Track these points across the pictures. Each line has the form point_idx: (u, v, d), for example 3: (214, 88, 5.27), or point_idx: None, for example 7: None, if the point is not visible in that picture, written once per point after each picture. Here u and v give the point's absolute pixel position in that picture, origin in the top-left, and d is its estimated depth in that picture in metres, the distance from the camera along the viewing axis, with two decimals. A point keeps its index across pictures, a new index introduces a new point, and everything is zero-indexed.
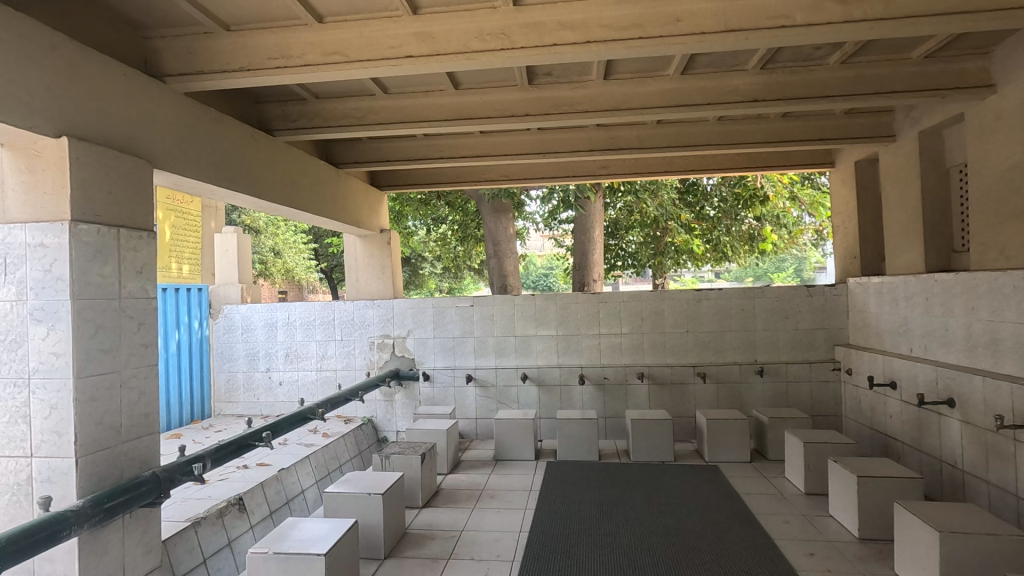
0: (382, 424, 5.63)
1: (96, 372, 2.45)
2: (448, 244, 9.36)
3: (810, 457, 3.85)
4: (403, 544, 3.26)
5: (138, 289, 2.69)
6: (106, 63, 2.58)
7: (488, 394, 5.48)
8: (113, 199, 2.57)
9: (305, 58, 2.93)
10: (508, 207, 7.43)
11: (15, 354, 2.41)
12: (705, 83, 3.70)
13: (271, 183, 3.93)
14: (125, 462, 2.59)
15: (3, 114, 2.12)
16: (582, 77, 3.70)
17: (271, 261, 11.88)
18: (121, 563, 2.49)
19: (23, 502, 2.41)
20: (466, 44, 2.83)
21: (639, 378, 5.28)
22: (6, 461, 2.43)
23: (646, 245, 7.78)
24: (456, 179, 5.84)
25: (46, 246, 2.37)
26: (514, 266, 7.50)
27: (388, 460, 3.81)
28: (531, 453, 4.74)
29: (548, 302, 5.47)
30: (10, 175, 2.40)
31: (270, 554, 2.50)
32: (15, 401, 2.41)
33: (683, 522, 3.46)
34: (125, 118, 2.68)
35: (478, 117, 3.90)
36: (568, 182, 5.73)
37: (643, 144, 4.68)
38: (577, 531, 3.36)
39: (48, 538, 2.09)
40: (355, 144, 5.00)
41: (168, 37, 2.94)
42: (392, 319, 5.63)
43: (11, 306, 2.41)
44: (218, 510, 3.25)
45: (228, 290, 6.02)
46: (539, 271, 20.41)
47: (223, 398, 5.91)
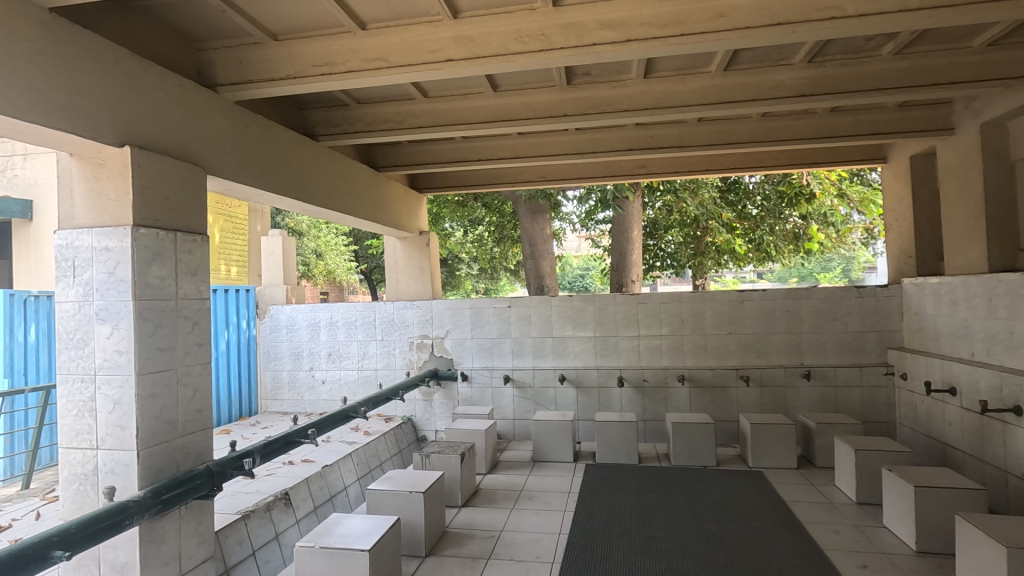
0: (421, 423, 5.71)
1: (154, 368, 2.57)
2: (485, 246, 9.42)
3: (862, 466, 3.69)
4: (443, 543, 3.29)
5: (193, 290, 2.81)
6: (164, 75, 2.71)
7: (526, 395, 5.48)
8: (170, 205, 2.69)
9: (349, 65, 3.01)
10: (544, 208, 7.42)
11: (82, 352, 2.55)
12: (749, 79, 3.61)
13: (315, 187, 4.05)
14: (181, 456, 2.70)
15: (73, 125, 2.26)
16: (621, 76, 3.66)
17: (313, 264, 12.22)
18: (177, 553, 2.61)
19: (89, 491, 2.55)
20: (506, 45, 2.85)
21: (679, 380, 5.18)
22: (74, 452, 2.57)
23: (685, 245, 7.63)
24: (494, 180, 5.88)
25: (111, 249, 2.51)
26: (551, 267, 7.48)
27: (428, 459, 3.86)
28: (569, 454, 4.72)
29: (586, 303, 5.43)
30: (77, 183, 2.56)
31: (317, 548, 2.57)
32: (82, 396, 2.56)
33: (726, 528, 3.38)
34: (182, 127, 2.80)
35: (516, 118, 3.91)
36: (606, 182, 5.67)
37: (684, 143, 4.61)
38: (617, 535, 3.33)
39: (112, 526, 2.21)
40: (395, 147, 5.09)
41: (220, 48, 3.06)
42: (431, 320, 5.70)
43: (78, 306, 2.56)
44: (266, 504, 3.37)
45: (274, 291, 6.22)
46: (575, 272, 20.28)
47: (269, 395, 6.11)
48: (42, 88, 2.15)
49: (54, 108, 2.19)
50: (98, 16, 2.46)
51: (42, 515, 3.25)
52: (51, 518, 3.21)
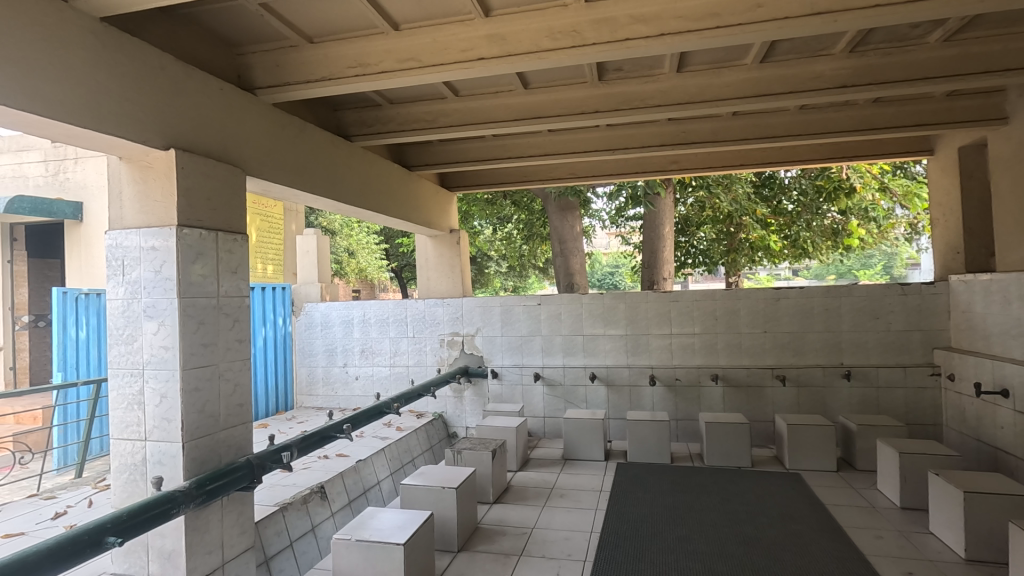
0: (452, 420, 5.75)
1: (198, 364, 2.66)
2: (514, 244, 9.33)
3: (907, 469, 3.57)
4: (475, 539, 3.32)
5: (233, 288, 2.89)
6: (206, 80, 2.79)
7: (556, 393, 5.47)
8: (212, 205, 2.77)
9: (382, 66, 3.05)
10: (574, 205, 7.38)
11: (131, 347, 2.66)
12: (786, 71, 3.51)
13: (349, 186, 4.12)
14: (223, 449, 2.80)
15: (122, 130, 2.35)
16: (654, 70, 3.62)
17: (345, 261, 12.46)
18: (220, 542, 2.70)
19: (139, 481, 2.66)
20: (537, 43, 2.84)
21: (712, 379, 5.09)
22: (124, 443, 2.69)
23: (718, 241, 7.49)
24: (524, 178, 5.90)
25: (157, 249, 2.60)
26: (581, 264, 7.44)
27: (460, 455, 3.90)
28: (600, 453, 4.69)
29: (617, 301, 5.39)
30: (126, 185, 2.67)
31: (353, 540, 2.62)
32: (131, 389, 2.67)
33: (762, 530, 3.31)
34: (223, 130, 2.89)
35: (547, 116, 3.90)
36: (637, 178, 5.61)
37: (718, 138, 4.53)
38: (650, 535, 3.29)
39: (161, 515, 2.30)
40: (427, 147, 5.14)
41: (258, 52, 3.13)
42: (462, 317, 5.75)
43: (127, 303, 2.67)
44: (302, 497, 3.45)
45: (309, 289, 6.36)
46: (605, 269, 20.15)
47: (305, 390, 6.26)
48: (94, 95, 2.25)
49: (105, 113, 2.29)
50: (144, 24, 2.55)
51: (95, 503, 3.41)
52: (103, 505, 3.37)
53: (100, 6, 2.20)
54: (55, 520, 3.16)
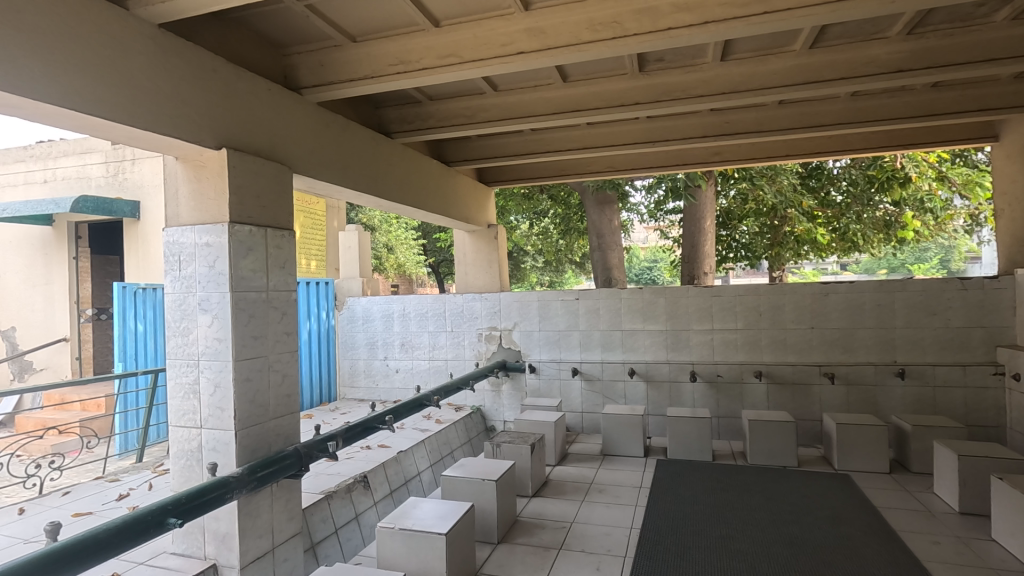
0: (490, 413, 5.79)
1: (249, 355, 2.76)
2: (551, 239, 9.28)
3: (966, 473, 3.40)
4: (515, 531, 3.34)
5: (282, 282, 2.99)
6: (255, 81, 2.89)
7: (594, 388, 5.45)
8: (261, 202, 2.87)
9: (423, 62, 3.08)
10: (612, 199, 7.30)
11: (187, 339, 2.79)
12: (838, 56, 3.37)
13: (390, 182, 4.18)
14: (272, 437, 2.90)
15: (179, 131, 2.46)
16: (697, 59, 3.53)
17: (385, 257, 12.68)
18: (270, 526, 2.81)
19: (195, 466, 2.78)
20: (578, 35, 2.82)
21: (756, 376, 4.98)
22: (181, 430, 2.82)
23: (761, 235, 7.30)
24: (562, 172, 5.88)
25: (210, 245, 2.72)
26: (619, 258, 7.36)
27: (499, 448, 3.92)
28: (639, 449, 4.65)
29: (656, 295, 5.31)
30: (181, 183, 2.79)
31: (396, 529, 2.68)
32: (187, 378, 2.79)
33: (809, 531, 3.22)
34: (271, 129, 2.98)
35: (586, 109, 3.87)
36: (678, 171, 5.50)
37: (763, 128, 4.39)
38: (691, 533, 3.25)
39: (216, 499, 2.41)
40: (466, 142, 5.17)
41: (303, 52, 3.22)
42: (500, 312, 5.77)
43: (183, 296, 2.80)
44: (346, 486, 3.55)
45: (351, 284, 6.51)
46: (642, 264, 19.86)
47: (347, 382, 6.41)
48: (153, 97, 2.36)
49: (163, 114, 2.40)
50: (198, 29, 2.66)
51: (155, 486, 3.60)
52: (162, 488, 3.55)
53: (158, 13, 2.30)
54: (119, 501, 3.35)
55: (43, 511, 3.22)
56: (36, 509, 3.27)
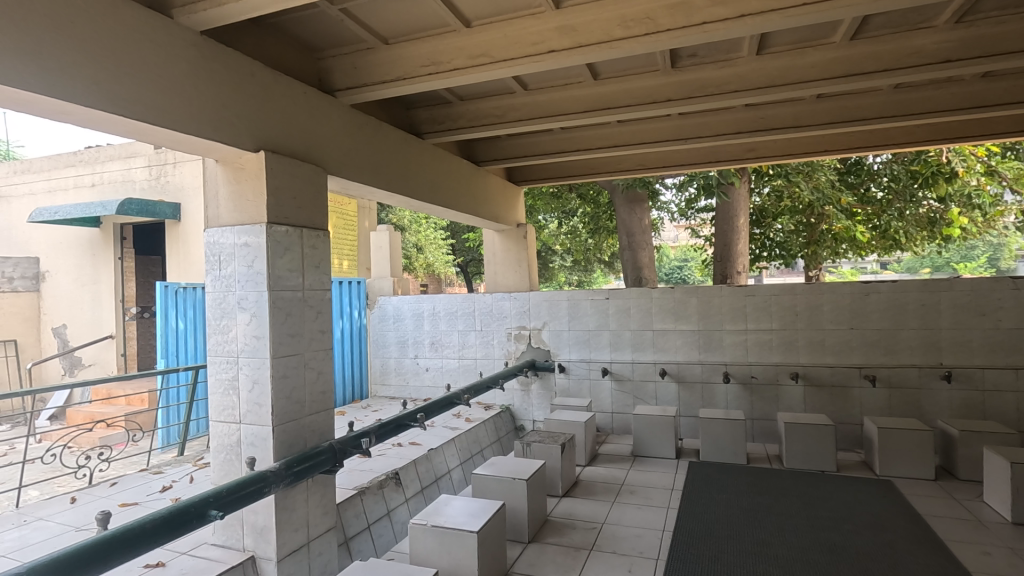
0: (519, 413, 5.79)
1: (286, 352, 2.83)
2: (579, 238, 9.21)
3: (1020, 481, 3.24)
4: (545, 531, 3.34)
5: (317, 282, 3.05)
6: (291, 84, 2.95)
7: (624, 388, 5.41)
8: (297, 203, 2.93)
9: (454, 63, 3.10)
10: (642, 197, 7.21)
11: (227, 336, 2.87)
12: (880, 48, 3.26)
13: (421, 183, 4.23)
14: (308, 433, 2.96)
15: (219, 134, 2.53)
16: (731, 54, 3.46)
17: (414, 257, 12.81)
18: (306, 520, 2.87)
19: (234, 460, 2.86)
20: (610, 32, 2.79)
21: (792, 378, 4.87)
22: (221, 425, 2.90)
23: (797, 233, 7.12)
24: (591, 170, 5.83)
25: (249, 245, 2.79)
26: (649, 257, 7.27)
27: (529, 448, 3.92)
28: (671, 451, 4.59)
29: (688, 295, 5.23)
30: (222, 186, 2.87)
31: (428, 526, 2.70)
32: (227, 375, 2.87)
33: (849, 538, 3.13)
34: (306, 131, 3.05)
35: (617, 106, 3.83)
36: (711, 168, 5.40)
37: (800, 123, 4.28)
38: (725, 537, 3.19)
39: (254, 492, 2.47)
40: (495, 142, 5.18)
41: (337, 55, 3.27)
42: (529, 311, 5.76)
43: (223, 295, 2.88)
44: (379, 482, 3.60)
45: (382, 283, 6.61)
46: (673, 264, 19.57)
47: (378, 380, 6.51)
48: (195, 102, 2.43)
49: (205, 119, 2.47)
50: (237, 35, 2.73)
51: (196, 479, 3.72)
52: (203, 481, 3.67)
53: (200, 20, 2.38)
54: (163, 493, 3.47)
55: (93, 501, 3.36)
56: (86, 498, 3.42)
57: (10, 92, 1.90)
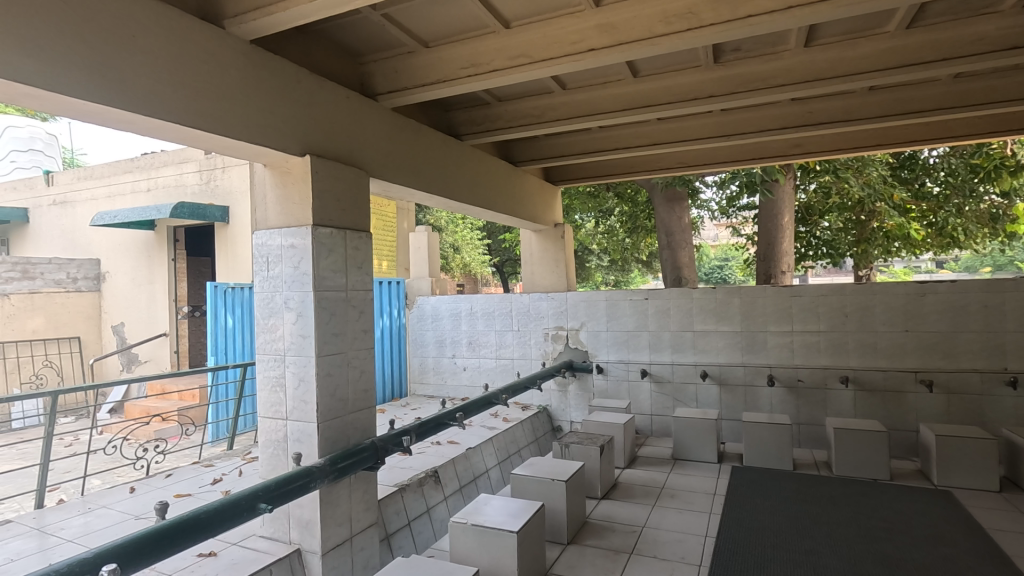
0: (557, 414, 5.76)
1: (330, 351, 2.90)
2: (616, 237, 9.08)
3: None
4: (584, 533, 3.32)
5: (359, 282, 3.12)
6: (335, 89, 3.02)
7: (664, 390, 5.32)
8: (341, 206, 3.00)
9: (493, 64, 3.12)
10: (682, 195, 7.08)
11: (274, 335, 2.96)
12: (938, 35, 3.10)
13: (459, 183, 4.26)
14: (351, 430, 3.03)
15: (267, 140, 2.62)
16: (777, 47, 3.35)
17: (451, 257, 12.92)
18: (349, 515, 2.93)
19: (281, 456, 2.95)
20: (650, 28, 2.75)
21: (841, 382, 4.69)
22: (268, 421, 2.99)
23: (845, 231, 6.85)
24: (630, 169, 5.77)
25: (296, 246, 2.87)
26: (689, 257, 7.12)
27: (568, 449, 3.90)
28: (713, 455, 4.48)
29: (730, 295, 5.10)
30: (269, 189, 2.97)
31: (468, 525, 2.72)
32: (274, 372, 2.97)
33: (905, 551, 2.98)
34: (349, 135, 3.11)
35: (657, 104, 3.77)
36: (754, 164, 5.25)
37: (851, 117, 4.11)
38: (772, 546, 3.09)
39: (301, 487, 2.54)
40: (533, 142, 5.18)
41: (378, 60, 3.32)
42: (567, 312, 5.74)
43: (271, 295, 2.97)
44: (418, 480, 3.65)
45: (421, 283, 6.69)
46: (713, 263, 19.13)
47: (417, 378, 6.60)
48: (245, 109, 2.52)
49: (254, 126, 2.56)
50: (284, 42, 2.81)
51: (244, 472, 3.86)
52: (251, 475, 3.80)
53: (249, 30, 2.46)
54: (214, 485, 3.62)
55: (150, 491, 3.53)
56: (144, 488, 3.60)
57: (78, 104, 2.02)
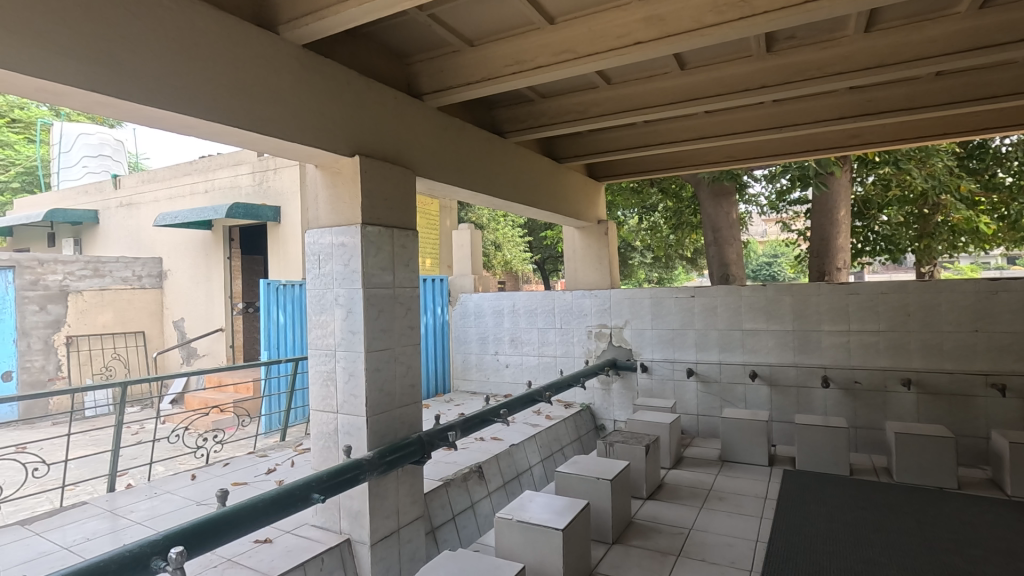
0: (600, 412, 5.72)
1: (378, 347, 2.97)
2: (660, 234, 8.86)
3: None
4: (630, 533, 3.28)
5: (406, 280, 3.17)
6: (382, 90, 3.08)
7: (711, 390, 5.20)
8: (389, 205, 3.06)
9: (538, 61, 3.11)
10: (730, 190, 6.88)
11: (325, 330, 3.05)
12: (1016, 14, 2.89)
13: (503, 181, 4.27)
14: (398, 425, 3.09)
15: (319, 141, 2.70)
16: (835, 33, 3.21)
17: (492, 255, 13.00)
18: (397, 508, 3.00)
19: (332, 448, 3.04)
20: (700, 19, 2.68)
21: (903, 384, 4.46)
22: (320, 414, 3.09)
23: (907, 225, 6.53)
24: (676, 164, 5.65)
25: (345, 244, 2.95)
26: (737, 254, 6.92)
27: (612, 447, 3.86)
28: (763, 457, 4.35)
29: (781, 293, 4.92)
30: (320, 189, 3.06)
31: (514, 521, 2.74)
32: (325, 366, 3.06)
33: (975, 564, 2.81)
34: (396, 135, 3.17)
35: (706, 96, 3.67)
36: (808, 157, 5.05)
37: (914, 105, 3.89)
38: (827, 554, 2.97)
39: (351, 479, 2.62)
40: (576, 138, 5.14)
41: (424, 60, 3.36)
42: (610, 309, 5.67)
43: (322, 292, 3.06)
44: (463, 475, 3.69)
45: (464, 281, 6.75)
46: (760, 260, 18.57)
47: (460, 375, 6.67)
48: (299, 112, 2.61)
49: (307, 128, 2.64)
50: (334, 45, 2.88)
51: (296, 463, 4.00)
52: (303, 466, 3.93)
53: (302, 35, 2.53)
54: (269, 475, 3.76)
55: (210, 479, 3.71)
56: (204, 476, 3.78)
57: (147, 111, 2.13)
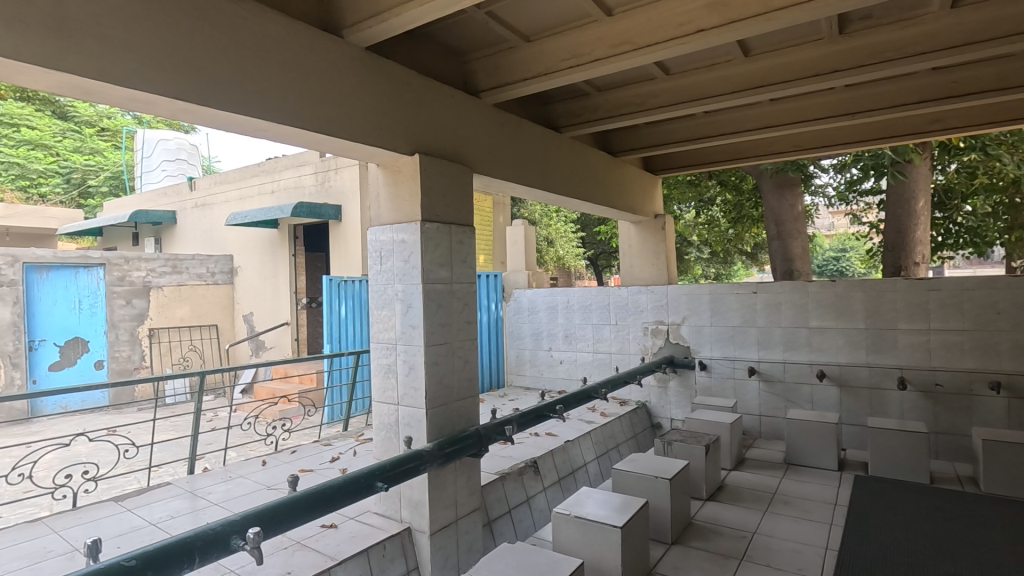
0: (656, 410, 5.61)
1: (437, 341, 3.03)
2: (719, 228, 8.57)
3: None
4: (689, 534, 3.21)
5: (463, 275, 3.22)
6: (440, 88, 3.12)
7: (775, 390, 5.00)
8: (447, 202, 3.11)
9: (595, 53, 3.07)
10: (795, 181, 6.58)
11: (386, 324, 3.14)
12: None
13: (558, 176, 4.25)
14: (456, 418, 3.14)
15: (381, 141, 2.77)
16: (916, 11, 3.00)
17: (545, 251, 12.99)
18: (455, 500, 3.06)
19: (393, 438, 3.13)
20: (768, 2, 2.57)
21: (991, 388, 4.14)
22: (382, 406, 3.18)
23: (995, 216, 5.89)
24: (737, 155, 5.45)
25: (406, 241, 3.02)
26: (803, 248, 6.60)
27: (670, 447, 3.77)
28: (831, 460, 4.15)
29: (853, 289, 4.65)
30: (381, 188, 3.14)
31: (571, 516, 2.73)
32: (386, 359, 3.15)
33: None
34: (453, 133, 3.21)
35: (771, 83, 3.52)
36: (882, 144, 4.75)
37: (1007, 84, 3.58)
38: (904, 565, 2.80)
39: (412, 469, 2.69)
40: (633, 131, 5.04)
41: (481, 57, 3.38)
42: (667, 305, 5.54)
43: (383, 287, 3.15)
44: (519, 470, 3.72)
45: (517, 277, 6.77)
46: (826, 254, 17.68)
47: (514, 370, 6.71)
48: (362, 113, 2.69)
49: (369, 128, 2.72)
50: (394, 46, 2.94)
51: (358, 453, 4.15)
52: (364, 456, 4.08)
53: (365, 37, 2.61)
54: (333, 463, 3.93)
55: (280, 465, 3.91)
56: (274, 462, 3.99)
57: (222, 115, 2.25)
